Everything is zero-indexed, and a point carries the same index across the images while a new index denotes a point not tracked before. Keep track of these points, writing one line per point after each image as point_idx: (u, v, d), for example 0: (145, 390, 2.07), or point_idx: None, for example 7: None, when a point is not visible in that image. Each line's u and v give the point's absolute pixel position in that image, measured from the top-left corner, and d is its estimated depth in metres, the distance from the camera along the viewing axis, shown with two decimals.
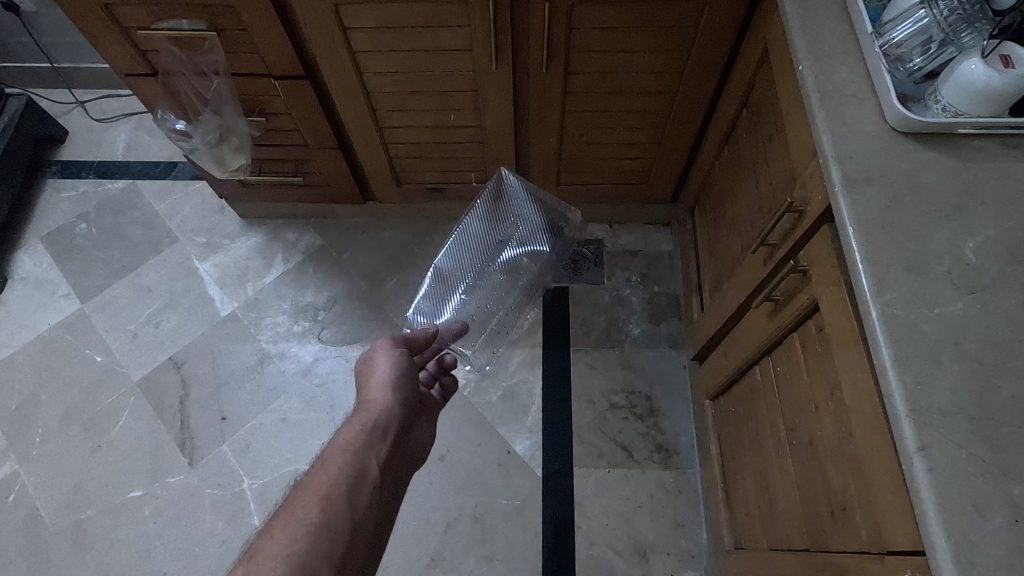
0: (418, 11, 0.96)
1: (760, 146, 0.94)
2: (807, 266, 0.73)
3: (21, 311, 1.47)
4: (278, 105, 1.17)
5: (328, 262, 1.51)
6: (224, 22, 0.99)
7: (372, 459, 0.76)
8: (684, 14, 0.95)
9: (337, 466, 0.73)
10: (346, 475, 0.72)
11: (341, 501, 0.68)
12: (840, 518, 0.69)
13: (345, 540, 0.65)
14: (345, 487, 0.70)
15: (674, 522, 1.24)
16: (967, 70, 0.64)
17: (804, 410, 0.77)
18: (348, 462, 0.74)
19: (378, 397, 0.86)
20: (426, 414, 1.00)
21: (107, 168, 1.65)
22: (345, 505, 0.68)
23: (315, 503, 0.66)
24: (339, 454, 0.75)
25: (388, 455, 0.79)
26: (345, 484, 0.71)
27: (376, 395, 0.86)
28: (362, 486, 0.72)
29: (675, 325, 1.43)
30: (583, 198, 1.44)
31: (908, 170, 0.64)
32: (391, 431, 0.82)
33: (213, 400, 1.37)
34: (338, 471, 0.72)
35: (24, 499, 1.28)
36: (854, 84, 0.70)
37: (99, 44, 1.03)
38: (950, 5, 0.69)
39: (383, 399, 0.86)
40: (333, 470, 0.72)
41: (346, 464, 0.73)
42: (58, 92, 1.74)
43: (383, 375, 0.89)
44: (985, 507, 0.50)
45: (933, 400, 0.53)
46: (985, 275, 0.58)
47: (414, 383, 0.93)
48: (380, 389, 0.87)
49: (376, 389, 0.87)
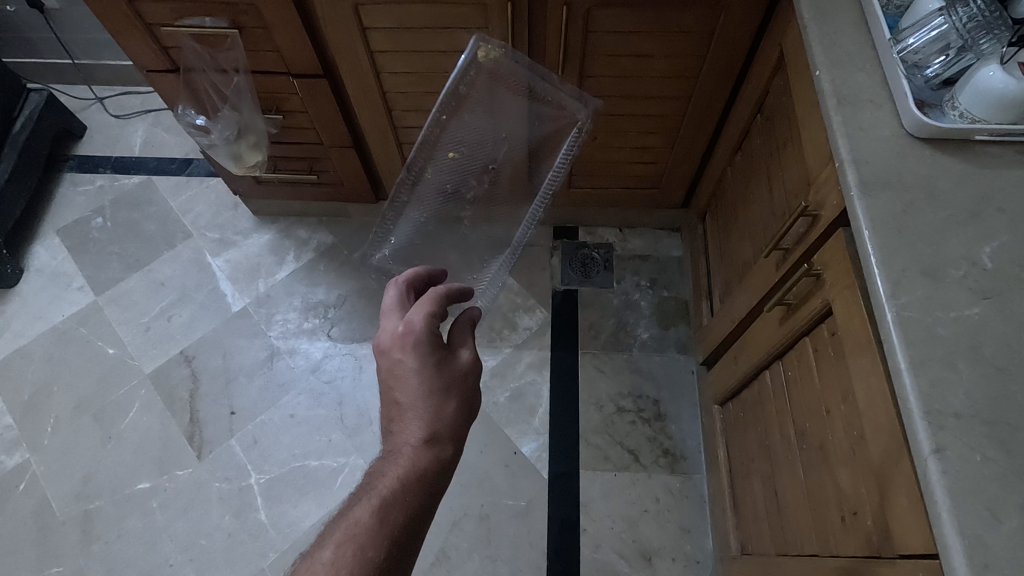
0: (438, 10, 0.96)
1: (774, 150, 0.94)
2: (820, 270, 0.73)
3: (35, 302, 1.49)
4: (295, 103, 1.18)
5: (339, 260, 1.52)
6: (246, 20, 1.00)
7: (440, 487, 0.63)
8: (700, 19, 0.96)
9: (405, 493, 0.60)
10: (414, 504, 0.60)
11: (404, 540, 0.58)
12: (851, 522, 0.69)
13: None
14: (410, 520, 0.59)
15: (679, 526, 1.23)
16: (985, 78, 0.64)
17: (815, 414, 0.77)
18: (416, 492, 0.60)
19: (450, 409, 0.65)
20: None
21: (123, 163, 1.67)
22: (405, 539, 0.58)
23: (376, 536, 0.57)
24: (405, 482, 0.60)
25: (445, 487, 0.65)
26: (412, 515, 0.59)
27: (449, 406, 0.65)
28: (420, 512, 0.60)
29: (684, 331, 1.43)
30: (594, 202, 1.45)
31: (925, 175, 0.64)
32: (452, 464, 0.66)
33: (223, 394, 1.38)
34: (414, 496, 0.60)
35: (34, 489, 1.29)
36: (871, 89, 0.71)
37: (122, 40, 1.05)
38: (969, 12, 0.68)
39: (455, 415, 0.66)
40: (397, 498, 0.59)
41: (414, 494, 0.60)
42: (78, 88, 1.76)
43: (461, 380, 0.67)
44: (1000, 511, 0.50)
45: (948, 403, 0.53)
46: (1000, 280, 0.58)
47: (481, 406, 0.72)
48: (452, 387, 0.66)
49: (447, 391, 0.66)
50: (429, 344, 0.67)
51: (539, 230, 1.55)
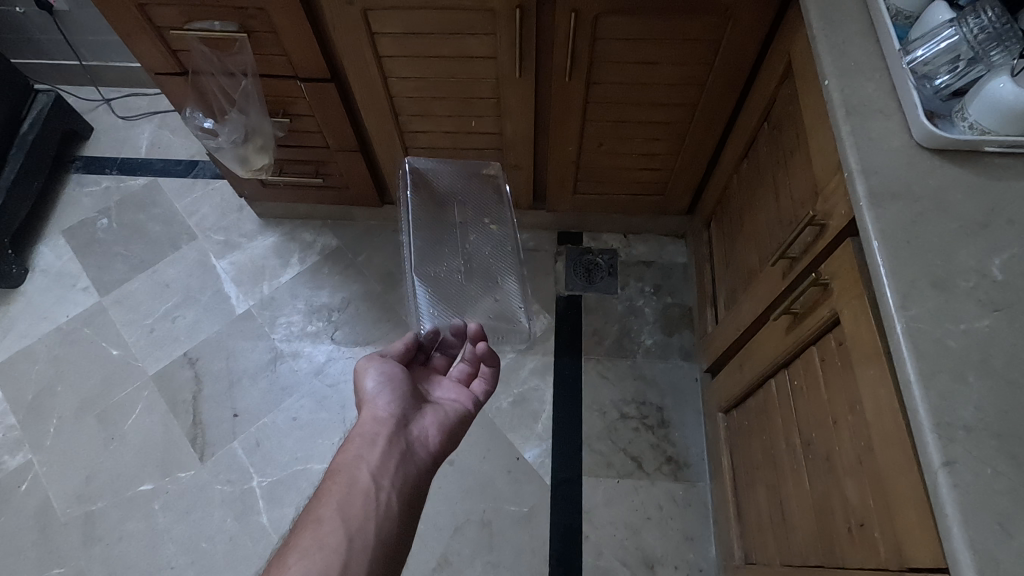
0: (446, 17, 0.97)
1: (781, 159, 0.94)
2: (829, 279, 0.73)
3: (40, 302, 1.49)
4: (302, 106, 1.18)
5: (343, 263, 1.52)
6: (255, 24, 1.00)
7: (365, 470, 0.77)
8: (706, 28, 0.96)
9: (327, 486, 0.75)
10: (336, 493, 0.74)
11: (332, 525, 0.70)
12: (858, 533, 0.68)
13: (343, 560, 0.67)
14: (337, 504, 0.72)
15: (682, 534, 1.23)
16: (996, 89, 0.64)
17: (822, 424, 0.77)
18: (335, 481, 0.76)
19: (367, 412, 0.86)
20: (430, 408, 0.91)
21: (130, 164, 1.67)
22: (340, 522, 0.70)
23: (310, 527, 0.70)
24: (330, 478, 0.77)
25: (381, 464, 0.79)
26: (338, 502, 0.73)
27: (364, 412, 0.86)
28: (356, 499, 0.73)
29: (687, 338, 1.42)
30: (598, 208, 1.45)
31: (935, 187, 0.64)
32: (378, 440, 0.81)
33: (225, 397, 1.38)
34: (330, 495, 0.74)
35: (36, 489, 1.29)
36: (880, 99, 0.71)
37: (132, 43, 1.05)
38: (979, 23, 0.69)
39: (368, 415, 0.85)
40: (323, 495, 0.74)
41: (333, 484, 0.75)
42: (85, 89, 1.77)
43: (370, 389, 0.88)
44: (1011, 525, 0.49)
45: (958, 416, 0.53)
46: (1011, 292, 0.58)
47: (399, 391, 0.89)
48: (367, 404, 0.87)
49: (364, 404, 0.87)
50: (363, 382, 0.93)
51: (544, 235, 1.55)
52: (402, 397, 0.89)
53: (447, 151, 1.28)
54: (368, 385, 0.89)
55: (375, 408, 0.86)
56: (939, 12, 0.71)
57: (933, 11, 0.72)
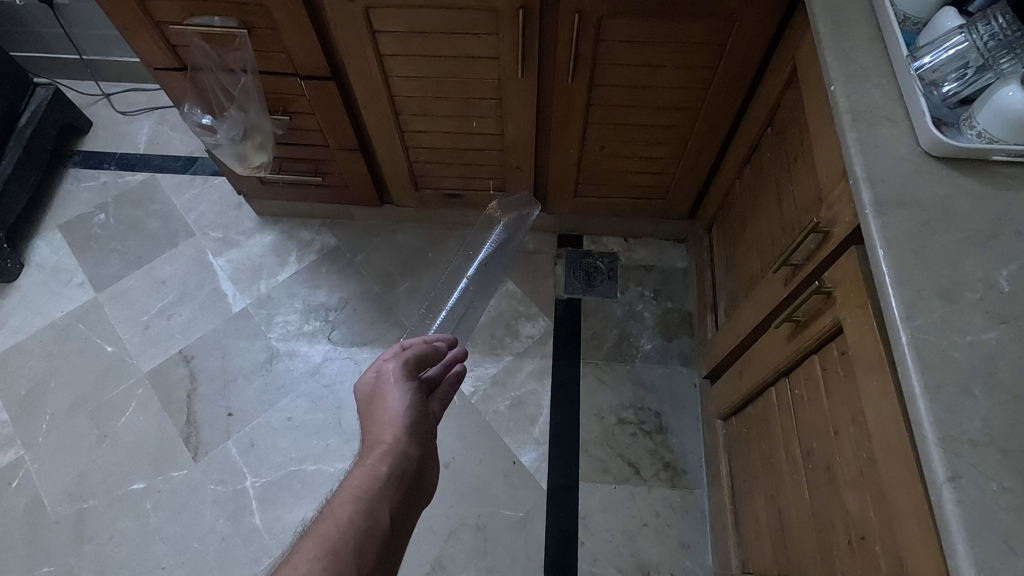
0: (449, 17, 0.96)
1: (785, 164, 0.93)
2: (832, 288, 0.71)
3: (34, 297, 1.48)
4: (302, 105, 1.17)
5: (341, 263, 1.51)
6: (256, 20, 0.99)
7: (385, 505, 0.62)
8: (712, 30, 0.95)
9: (346, 514, 0.59)
10: (356, 528, 0.58)
11: (343, 560, 0.55)
12: (858, 546, 0.67)
13: None
14: (354, 540, 0.57)
15: (679, 542, 1.22)
16: (1004, 97, 0.63)
17: (823, 435, 0.76)
18: (357, 509, 0.60)
19: (386, 431, 0.70)
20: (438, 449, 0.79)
21: (129, 160, 1.66)
22: (354, 568, 0.55)
23: (317, 558, 0.54)
24: (349, 506, 0.60)
25: (404, 500, 0.65)
26: (356, 539, 0.57)
27: (388, 438, 0.69)
28: (371, 536, 0.58)
29: (687, 344, 1.41)
30: (599, 211, 1.44)
31: (942, 196, 0.63)
32: (406, 473, 0.66)
33: (220, 396, 1.36)
34: (350, 521, 0.58)
35: (28, 487, 1.28)
36: (887, 107, 0.69)
37: (130, 37, 1.04)
38: (990, 30, 0.68)
39: (396, 441, 0.69)
40: (339, 521, 0.58)
41: (355, 513, 0.59)
42: (85, 84, 1.76)
43: (397, 411, 0.72)
44: (1017, 543, 0.48)
45: (963, 429, 0.52)
46: (1017, 305, 0.57)
47: (429, 424, 0.75)
48: (388, 419, 0.71)
49: (387, 428, 0.70)
50: (368, 383, 0.77)
51: (544, 237, 1.54)
52: (429, 429, 0.75)
53: (448, 151, 1.27)
54: (394, 401, 0.73)
55: (402, 439, 0.69)
56: (948, 18, 0.71)
57: (942, 18, 0.71)
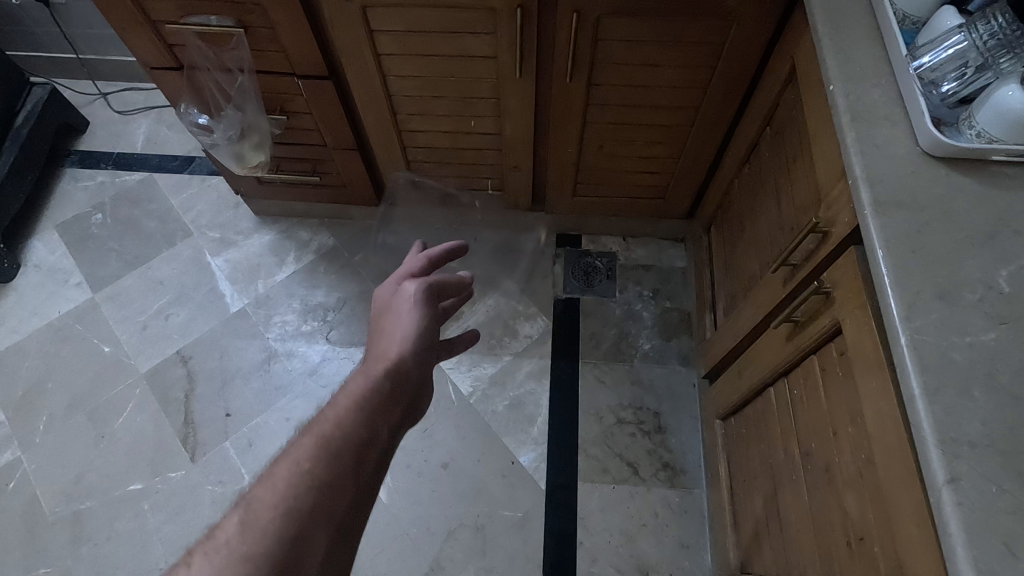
0: (447, 16, 0.95)
1: (784, 163, 0.93)
2: (830, 288, 0.71)
3: (31, 298, 1.47)
4: (300, 104, 1.17)
5: (339, 263, 1.51)
6: (253, 19, 0.99)
7: (384, 417, 0.57)
8: (711, 29, 0.94)
9: (345, 418, 0.54)
10: (354, 433, 0.53)
11: (340, 466, 0.51)
12: (857, 548, 0.67)
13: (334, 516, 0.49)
14: (353, 448, 0.52)
15: (677, 542, 1.21)
16: (1004, 97, 0.62)
17: (822, 435, 0.76)
18: (358, 415, 0.55)
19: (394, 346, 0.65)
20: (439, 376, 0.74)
21: (126, 160, 1.65)
22: (349, 480, 0.51)
23: (313, 459, 0.50)
24: (348, 408, 0.56)
25: (404, 414, 0.60)
26: (354, 449, 0.53)
27: (396, 352, 0.64)
28: (370, 443, 0.54)
29: (686, 343, 1.41)
30: (598, 211, 1.43)
31: (941, 196, 0.63)
32: (409, 388, 0.62)
33: (218, 396, 1.36)
34: (350, 426, 0.54)
35: (25, 487, 1.28)
36: (886, 107, 0.69)
37: (126, 36, 1.03)
38: (989, 29, 0.68)
39: (403, 356, 0.64)
40: (339, 424, 0.54)
41: (356, 417, 0.55)
42: (82, 83, 1.75)
43: (411, 327, 0.67)
44: (1017, 545, 0.48)
45: (963, 431, 0.52)
46: (1017, 306, 0.57)
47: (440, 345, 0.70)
48: (399, 335, 0.66)
49: (397, 343, 0.65)
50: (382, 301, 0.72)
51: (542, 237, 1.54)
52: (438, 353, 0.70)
53: (446, 151, 1.27)
54: (408, 316, 0.68)
55: (411, 356, 0.65)
56: (948, 17, 0.70)
57: (942, 17, 0.71)
